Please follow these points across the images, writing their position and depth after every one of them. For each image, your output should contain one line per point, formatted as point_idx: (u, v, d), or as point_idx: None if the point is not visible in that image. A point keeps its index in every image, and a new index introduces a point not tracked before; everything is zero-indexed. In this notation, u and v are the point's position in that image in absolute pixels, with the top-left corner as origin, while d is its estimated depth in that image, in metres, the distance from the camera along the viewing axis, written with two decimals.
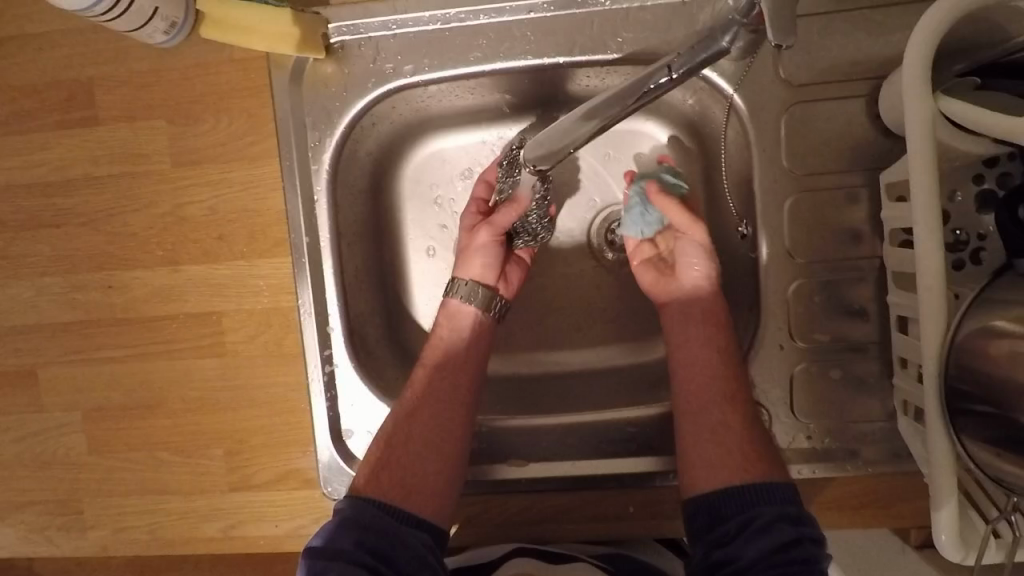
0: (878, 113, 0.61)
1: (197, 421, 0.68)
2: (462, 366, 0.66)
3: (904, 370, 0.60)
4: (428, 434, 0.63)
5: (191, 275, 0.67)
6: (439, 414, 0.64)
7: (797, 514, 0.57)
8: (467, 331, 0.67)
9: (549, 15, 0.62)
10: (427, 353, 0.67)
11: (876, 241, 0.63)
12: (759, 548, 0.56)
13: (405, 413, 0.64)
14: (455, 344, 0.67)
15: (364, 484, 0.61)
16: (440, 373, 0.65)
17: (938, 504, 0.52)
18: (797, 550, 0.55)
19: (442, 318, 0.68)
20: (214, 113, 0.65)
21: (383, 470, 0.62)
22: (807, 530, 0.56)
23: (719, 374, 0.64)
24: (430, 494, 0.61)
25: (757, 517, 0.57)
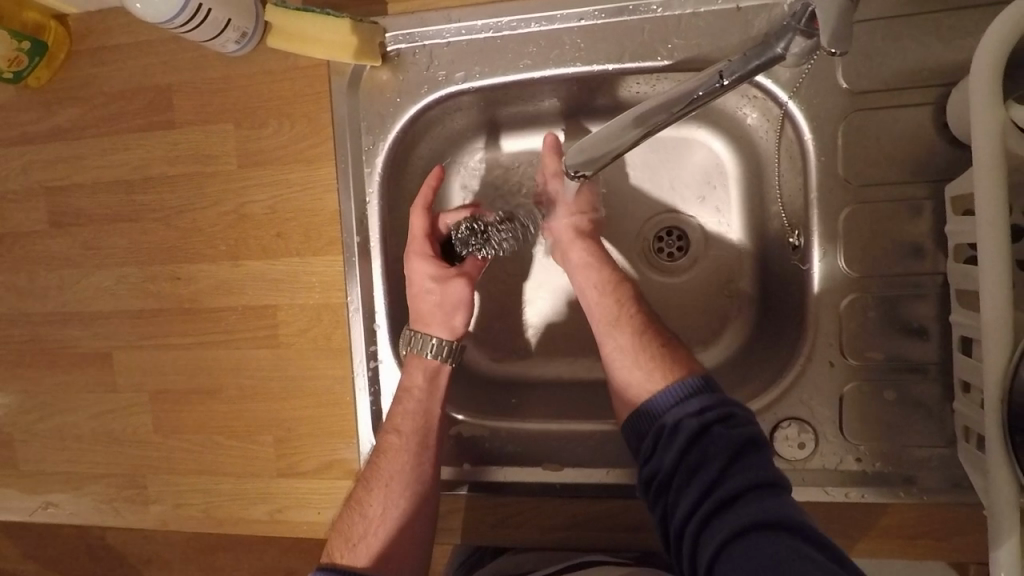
0: (946, 122, 0.58)
1: (251, 408, 0.72)
2: (430, 431, 0.67)
3: (967, 394, 0.57)
4: (401, 505, 0.64)
5: (250, 269, 0.71)
6: (412, 480, 0.65)
7: (700, 403, 0.59)
8: (436, 398, 0.68)
9: (599, 23, 0.62)
10: (392, 414, 0.66)
11: (939, 256, 0.60)
12: (677, 458, 0.58)
13: (378, 485, 0.65)
14: (425, 409, 0.67)
15: (338, 554, 0.63)
16: (414, 443, 0.66)
17: (997, 539, 0.49)
18: (710, 436, 0.57)
19: (411, 381, 0.67)
20: (277, 118, 0.69)
21: (356, 540, 0.63)
22: (710, 410, 0.58)
23: (602, 305, 0.67)
24: (407, 559, 0.64)
25: (668, 423, 0.59)
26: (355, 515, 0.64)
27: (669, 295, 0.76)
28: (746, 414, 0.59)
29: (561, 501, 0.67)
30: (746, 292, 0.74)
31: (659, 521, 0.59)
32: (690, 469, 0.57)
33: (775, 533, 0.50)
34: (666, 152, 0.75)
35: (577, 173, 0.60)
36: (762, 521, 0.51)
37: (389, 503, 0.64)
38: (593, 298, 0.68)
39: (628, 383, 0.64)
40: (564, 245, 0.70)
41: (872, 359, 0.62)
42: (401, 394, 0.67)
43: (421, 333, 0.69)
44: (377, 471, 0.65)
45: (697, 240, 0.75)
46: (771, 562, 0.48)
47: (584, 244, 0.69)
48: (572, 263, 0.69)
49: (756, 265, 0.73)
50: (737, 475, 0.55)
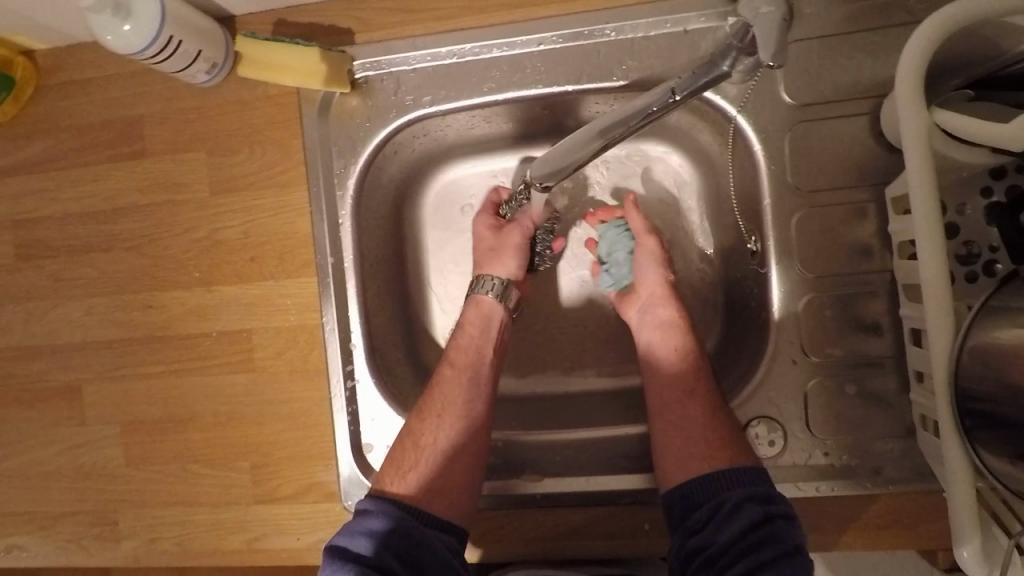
0: (882, 130, 0.62)
1: (227, 435, 0.72)
2: (484, 369, 0.70)
3: (920, 383, 0.60)
4: (455, 433, 0.65)
5: (224, 294, 0.71)
6: (466, 412, 0.67)
7: (764, 492, 0.59)
8: (490, 333, 0.72)
9: (557, 47, 0.66)
10: (452, 355, 0.70)
11: (886, 255, 0.64)
12: (732, 537, 0.58)
13: (430, 415, 0.66)
14: (479, 345, 0.70)
15: (388, 483, 0.63)
16: (467, 378, 0.68)
17: (957, 518, 0.51)
18: (768, 527, 0.57)
19: (470, 316, 0.72)
20: (249, 145, 0.70)
21: (407, 467, 0.64)
22: (772, 500, 0.59)
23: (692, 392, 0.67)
24: (452, 494, 0.63)
25: (727, 501, 0.60)
26: (406, 445, 0.65)
27: None
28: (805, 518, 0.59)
29: (543, 512, 0.67)
30: (711, 299, 0.77)
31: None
32: (741, 548, 0.57)
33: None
34: (628, 168, 0.79)
35: (543, 184, 0.64)
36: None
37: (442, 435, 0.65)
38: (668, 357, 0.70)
39: (689, 448, 0.64)
40: (651, 302, 0.72)
41: (832, 355, 0.65)
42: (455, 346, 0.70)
43: (485, 275, 0.74)
44: (432, 401, 0.67)
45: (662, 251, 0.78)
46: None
47: (674, 302, 0.71)
48: (650, 320, 0.71)
49: (719, 273, 0.76)
50: (784, 570, 0.55)
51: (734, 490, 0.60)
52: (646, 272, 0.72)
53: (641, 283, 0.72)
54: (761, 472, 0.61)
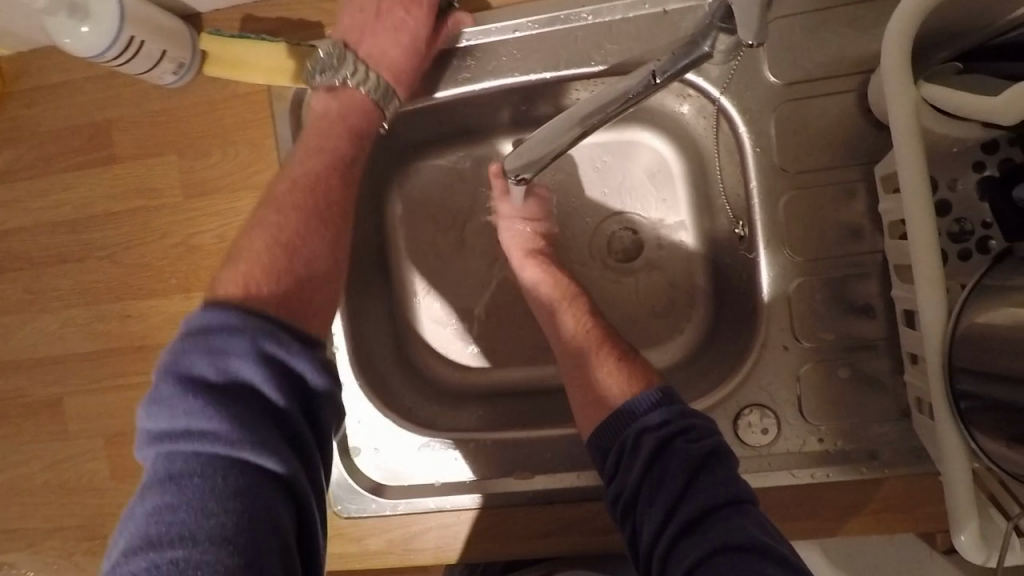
0: (869, 107, 0.61)
1: None
2: (345, 158, 0.61)
3: (914, 366, 0.58)
4: (308, 244, 0.55)
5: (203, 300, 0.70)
6: (323, 245, 0.56)
7: (659, 416, 0.59)
8: (354, 120, 0.63)
9: (533, 33, 0.64)
10: (297, 162, 0.60)
11: (877, 235, 0.62)
12: (639, 478, 0.57)
13: (260, 236, 0.54)
14: (334, 141, 0.62)
15: (223, 290, 0.48)
16: (318, 196, 0.58)
17: (954, 503, 0.50)
18: (674, 451, 0.56)
19: (337, 104, 0.63)
20: (220, 146, 0.68)
21: (240, 281, 0.50)
22: (665, 421, 0.58)
23: (580, 335, 0.67)
24: (315, 286, 0.53)
25: (628, 438, 0.59)
26: (240, 253, 0.52)
27: (628, 296, 0.77)
28: (706, 424, 0.58)
29: (535, 510, 0.66)
30: (702, 286, 0.75)
31: (629, 542, 0.57)
32: (654, 482, 0.56)
33: (745, 548, 0.49)
34: (614, 154, 0.77)
35: (516, 176, 0.62)
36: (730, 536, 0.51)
37: (283, 229, 0.54)
38: (548, 313, 0.70)
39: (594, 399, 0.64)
40: (519, 263, 0.72)
41: (824, 339, 0.63)
42: (315, 151, 0.61)
43: (352, 59, 0.63)
44: (256, 239, 0.54)
45: (649, 238, 0.76)
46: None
47: (537, 258, 0.71)
48: (529, 281, 0.71)
49: (709, 259, 0.74)
50: (705, 492, 0.54)
51: (630, 427, 0.60)
52: (509, 235, 0.72)
53: (506, 247, 0.73)
54: (648, 396, 0.61)
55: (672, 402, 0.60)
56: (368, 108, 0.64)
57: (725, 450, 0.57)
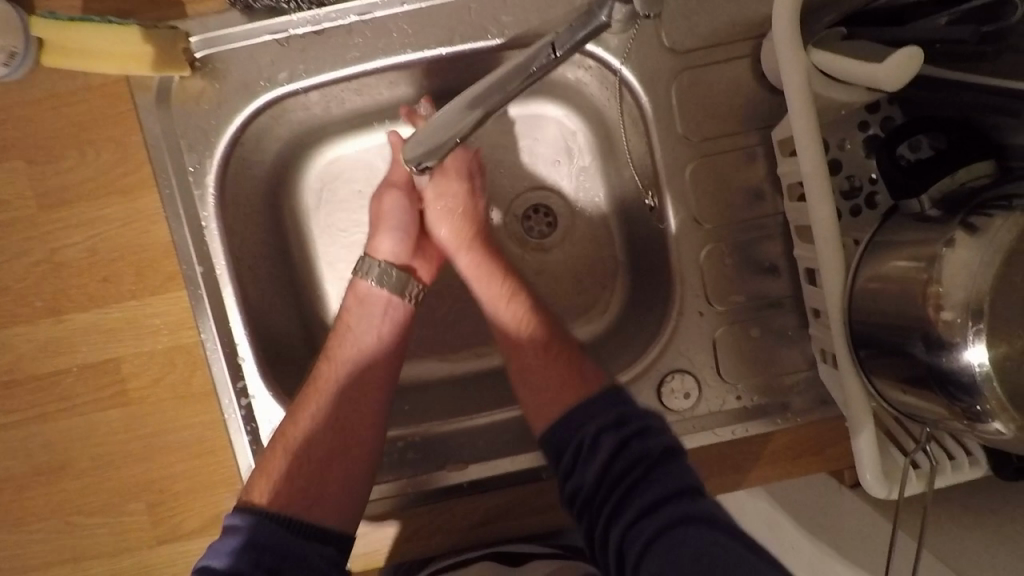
0: (763, 72, 0.62)
1: (114, 476, 0.64)
2: (370, 355, 0.65)
3: (818, 320, 0.61)
4: (347, 428, 0.61)
5: (79, 323, 0.62)
6: (350, 416, 0.62)
7: (618, 416, 0.59)
8: (375, 323, 0.66)
9: (424, 6, 0.60)
10: (332, 347, 0.65)
11: (777, 197, 0.64)
12: (596, 478, 0.57)
13: (310, 399, 0.62)
14: (362, 336, 0.65)
15: (256, 494, 0.57)
16: (353, 393, 0.63)
17: (860, 448, 0.53)
18: (629, 451, 0.57)
19: (351, 300, 0.67)
20: (77, 146, 0.60)
21: (277, 477, 0.58)
22: (620, 420, 0.59)
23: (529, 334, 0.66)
24: (332, 503, 0.59)
25: (585, 438, 0.59)
26: (280, 445, 0.60)
27: (548, 276, 0.76)
28: (654, 420, 0.60)
29: (468, 498, 0.66)
30: (617, 257, 0.76)
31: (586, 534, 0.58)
32: (611, 478, 0.57)
33: (696, 525, 0.52)
34: (521, 130, 0.75)
35: (420, 164, 0.59)
36: (685, 519, 0.52)
37: (315, 435, 0.60)
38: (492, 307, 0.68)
39: (544, 386, 0.64)
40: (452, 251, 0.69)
41: (736, 301, 0.65)
42: (350, 336, 0.65)
43: (366, 259, 0.68)
44: (314, 392, 0.63)
45: (563, 213, 0.76)
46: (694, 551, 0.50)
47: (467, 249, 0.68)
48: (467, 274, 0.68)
49: (622, 231, 0.75)
50: (663, 482, 0.56)
51: (585, 422, 0.60)
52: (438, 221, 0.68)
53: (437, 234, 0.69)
54: (603, 394, 0.61)
55: (626, 400, 0.61)
56: (390, 297, 0.67)
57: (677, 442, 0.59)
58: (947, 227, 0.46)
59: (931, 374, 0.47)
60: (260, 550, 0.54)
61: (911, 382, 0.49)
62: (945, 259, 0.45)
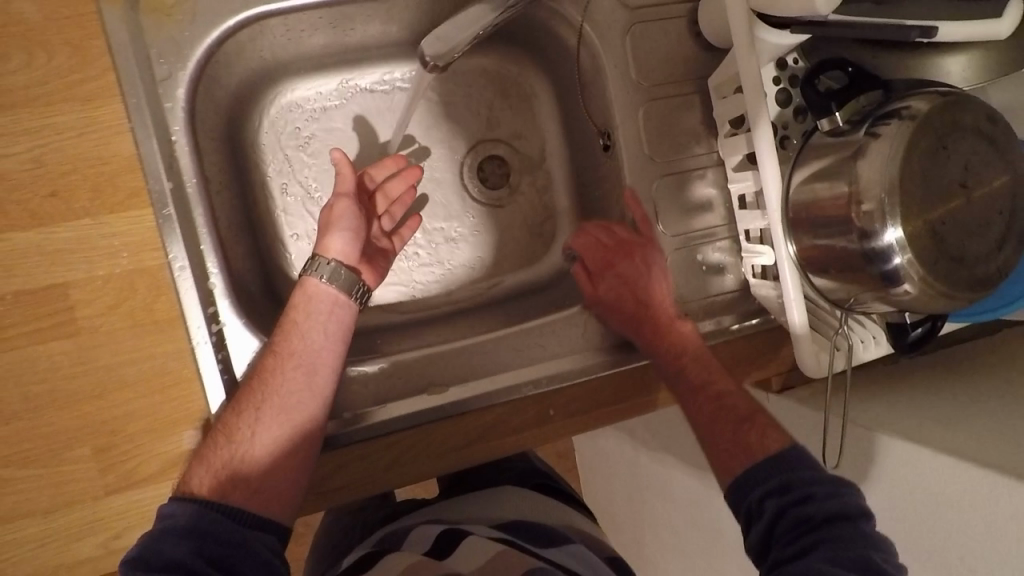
0: (698, 30, 0.72)
1: (54, 420, 0.57)
2: (319, 353, 0.60)
3: (750, 240, 0.72)
4: (286, 418, 0.57)
5: (16, 244, 0.56)
6: (290, 407, 0.57)
7: (781, 483, 0.56)
8: (325, 317, 0.62)
9: None
10: (278, 341, 0.59)
11: (712, 140, 0.74)
12: (758, 527, 0.56)
13: (247, 408, 0.56)
14: (313, 329, 0.61)
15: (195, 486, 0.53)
16: (294, 381, 0.58)
17: (797, 334, 0.62)
18: (796, 517, 0.54)
19: (298, 298, 0.63)
20: (27, 49, 0.55)
21: (218, 469, 0.54)
22: (780, 484, 0.56)
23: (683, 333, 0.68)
24: (278, 492, 0.55)
25: (751, 499, 0.57)
26: (219, 441, 0.55)
27: (505, 221, 0.82)
28: (827, 484, 0.55)
29: (452, 422, 0.68)
30: (567, 204, 0.83)
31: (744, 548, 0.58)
32: (752, 512, 0.57)
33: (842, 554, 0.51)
34: (478, 83, 0.80)
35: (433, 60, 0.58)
36: (841, 550, 0.51)
37: (257, 426, 0.56)
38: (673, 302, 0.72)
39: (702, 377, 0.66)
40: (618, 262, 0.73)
41: (681, 230, 0.74)
42: (297, 332, 0.60)
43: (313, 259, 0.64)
44: (252, 391, 0.57)
45: (517, 162, 0.82)
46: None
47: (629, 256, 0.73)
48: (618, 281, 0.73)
49: (574, 178, 0.82)
50: (836, 529, 0.52)
51: (746, 486, 0.58)
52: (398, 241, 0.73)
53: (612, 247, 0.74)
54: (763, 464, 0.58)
55: (794, 465, 0.57)
56: (339, 295, 0.63)
57: (856, 506, 0.54)
58: (857, 137, 0.57)
59: (858, 256, 0.57)
60: (201, 537, 0.49)
61: (836, 266, 0.60)
62: (861, 157, 0.56)
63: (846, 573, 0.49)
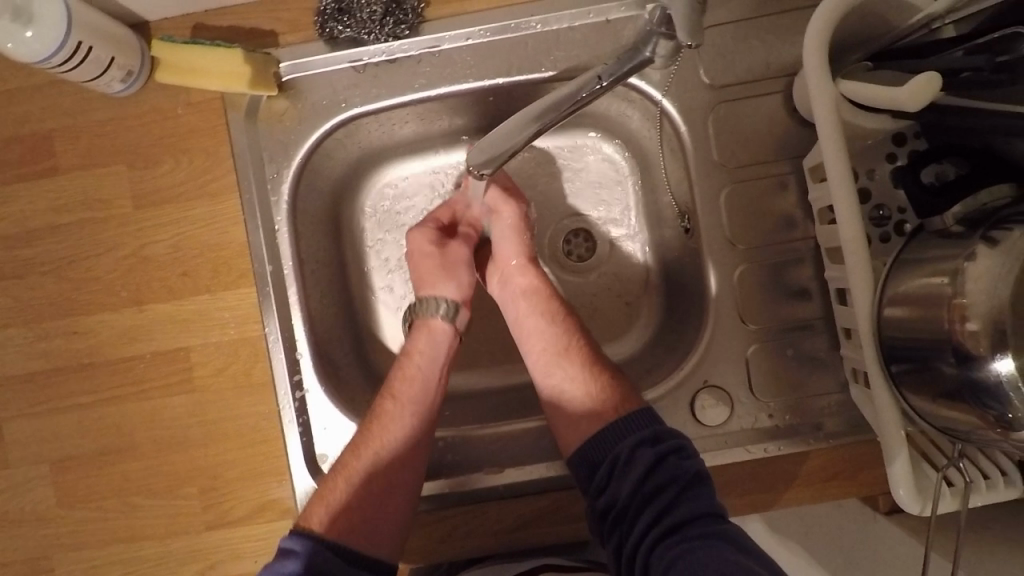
0: (795, 107, 0.67)
1: (171, 460, 0.68)
2: (431, 398, 0.66)
3: (850, 340, 0.63)
4: (397, 454, 0.62)
5: (157, 313, 0.68)
6: (407, 453, 0.63)
7: (707, 509, 0.55)
8: (442, 359, 0.69)
9: (486, 41, 0.66)
10: (396, 386, 0.66)
11: (809, 224, 0.68)
12: (645, 522, 0.56)
13: (366, 450, 0.62)
14: (427, 375, 0.67)
15: (314, 518, 0.58)
16: (408, 422, 0.64)
17: (892, 459, 0.54)
18: (690, 532, 0.54)
19: (418, 335, 0.69)
20: (173, 155, 0.67)
21: (335, 506, 0.59)
22: (677, 480, 0.57)
23: (546, 335, 0.68)
24: (384, 533, 0.59)
25: (660, 497, 0.57)
26: (338, 479, 0.61)
27: (589, 295, 0.80)
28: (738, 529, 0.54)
29: (506, 503, 0.68)
30: (653, 280, 0.79)
31: (611, 551, 0.58)
32: (644, 498, 0.57)
33: (729, 548, 0.51)
34: (565, 159, 0.81)
35: (479, 172, 0.62)
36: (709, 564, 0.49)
37: (376, 469, 0.61)
38: (533, 324, 0.69)
39: (573, 416, 0.64)
40: (509, 272, 0.72)
41: (769, 321, 0.68)
42: (413, 375, 0.67)
43: (430, 297, 0.70)
44: (368, 436, 0.63)
45: (602, 238, 0.81)
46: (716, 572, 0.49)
47: (532, 269, 0.72)
48: (514, 289, 0.71)
49: (659, 256, 0.79)
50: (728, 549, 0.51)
51: (638, 469, 0.58)
52: (504, 242, 0.72)
53: (498, 254, 0.73)
54: (669, 455, 0.58)
55: (704, 495, 0.57)
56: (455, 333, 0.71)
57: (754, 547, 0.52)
58: (970, 241, 0.49)
59: (955, 384, 0.49)
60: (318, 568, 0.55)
61: (941, 393, 0.51)
62: (967, 266, 0.48)
63: None
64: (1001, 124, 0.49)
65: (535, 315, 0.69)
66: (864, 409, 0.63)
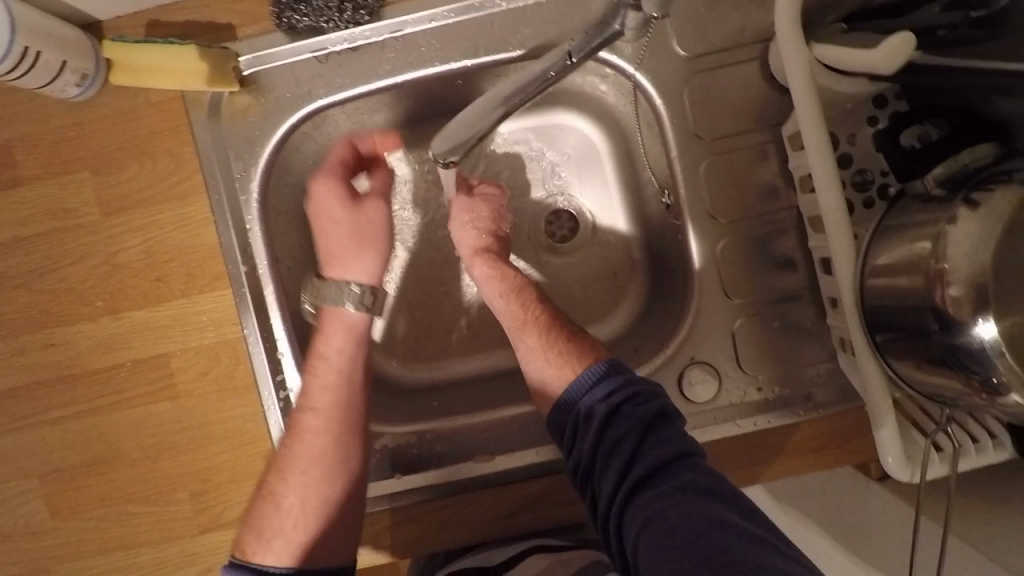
0: (772, 73, 0.65)
1: (159, 466, 0.68)
2: (348, 400, 0.66)
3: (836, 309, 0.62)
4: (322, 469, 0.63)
5: (134, 320, 0.67)
6: (335, 465, 0.64)
7: (670, 456, 0.54)
8: (355, 355, 0.67)
9: (450, 22, 0.64)
10: (305, 398, 0.65)
11: (791, 193, 0.66)
12: (612, 478, 0.55)
13: (289, 472, 0.64)
14: (328, 380, 0.65)
15: (250, 550, 0.61)
16: (326, 434, 0.64)
17: (880, 428, 0.54)
18: (659, 485, 0.53)
19: (327, 330, 0.67)
20: (137, 158, 0.66)
21: (271, 535, 0.62)
22: (634, 431, 0.56)
23: (511, 315, 0.67)
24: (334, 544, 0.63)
25: (620, 449, 0.56)
26: (268, 506, 0.63)
27: (573, 277, 0.79)
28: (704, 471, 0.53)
29: (498, 490, 0.68)
30: (637, 258, 0.78)
31: (587, 503, 0.58)
32: (606, 454, 0.56)
33: (701, 500, 0.50)
34: (541, 139, 0.79)
35: (445, 161, 0.59)
36: (682, 521, 0.49)
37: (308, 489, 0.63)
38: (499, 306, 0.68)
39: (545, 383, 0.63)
40: (469, 262, 0.71)
41: (754, 294, 0.67)
42: (319, 381, 0.65)
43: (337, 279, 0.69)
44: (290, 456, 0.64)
45: (583, 217, 0.79)
46: (688, 531, 0.48)
47: (487, 258, 0.70)
48: (478, 278, 0.70)
49: (641, 232, 0.78)
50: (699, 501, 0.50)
51: (597, 425, 0.57)
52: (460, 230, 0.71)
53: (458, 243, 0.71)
54: (624, 404, 0.57)
55: (665, 441, 0.56)
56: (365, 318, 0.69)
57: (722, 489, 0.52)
58: (951, 204, 0.48)
59: (939, 351, 0.48)
60: None
61: (926, 359, 0.50)
62: (949, 230, 0.47)
63: (678, 543, 0.48)
64: (979, 83, 0.47)
65: (504, 300, 0.68)
66: (851, 377, 0.62)
